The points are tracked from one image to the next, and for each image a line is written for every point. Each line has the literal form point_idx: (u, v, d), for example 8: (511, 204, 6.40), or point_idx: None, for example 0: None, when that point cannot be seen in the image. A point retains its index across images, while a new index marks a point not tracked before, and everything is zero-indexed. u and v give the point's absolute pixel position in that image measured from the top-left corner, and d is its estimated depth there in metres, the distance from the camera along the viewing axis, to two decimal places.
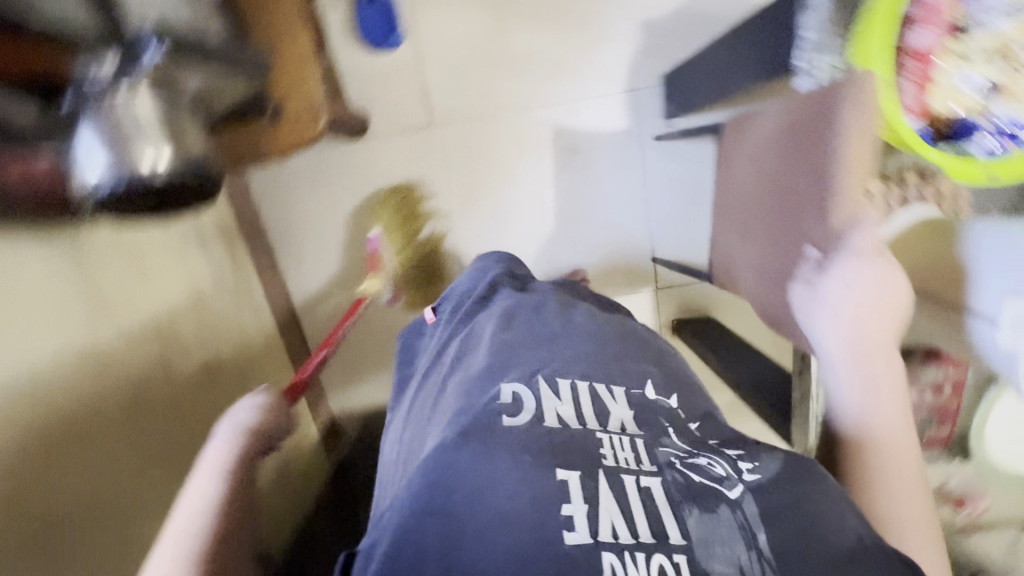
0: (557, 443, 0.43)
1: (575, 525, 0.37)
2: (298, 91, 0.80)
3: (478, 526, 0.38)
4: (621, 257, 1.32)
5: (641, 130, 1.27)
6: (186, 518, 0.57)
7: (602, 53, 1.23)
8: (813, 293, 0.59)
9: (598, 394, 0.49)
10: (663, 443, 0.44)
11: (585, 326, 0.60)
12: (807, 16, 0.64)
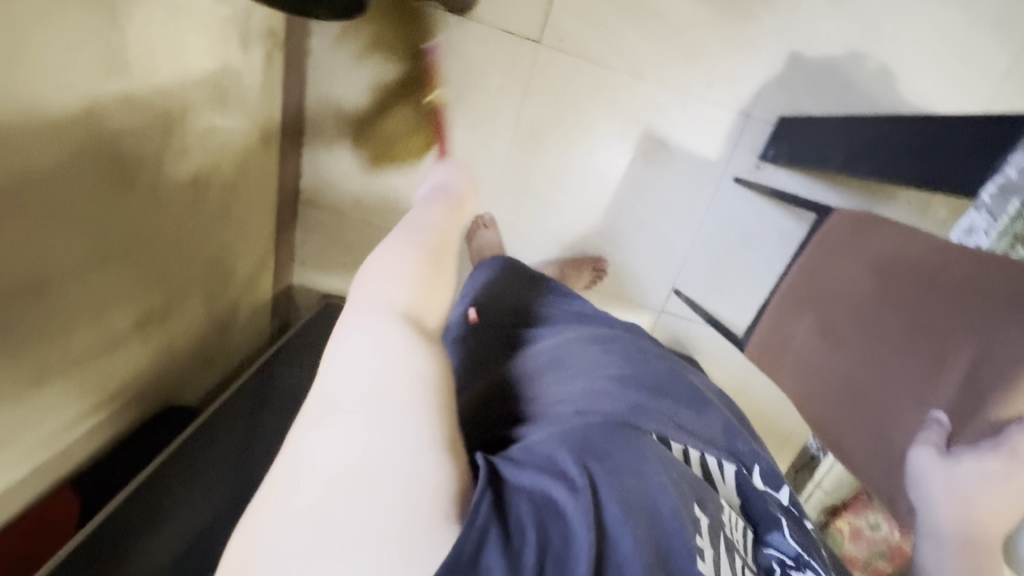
0: (692, 485, 0.45)
1: (706, 557, 0.39)
2: None
3: (632, 521, 0.37)
4: (644, 271, 1.28)
5: (731, 159, 1.19)
6: (378, 260, 0.52)
7: (738, 61, 1.13)
8: (938, 458, 0.53)
9: (712, 465, 0.50)
10: (767, 545, 0.48)
11: (687, 386, 0.60)
12: (1016, 154, 0.58)
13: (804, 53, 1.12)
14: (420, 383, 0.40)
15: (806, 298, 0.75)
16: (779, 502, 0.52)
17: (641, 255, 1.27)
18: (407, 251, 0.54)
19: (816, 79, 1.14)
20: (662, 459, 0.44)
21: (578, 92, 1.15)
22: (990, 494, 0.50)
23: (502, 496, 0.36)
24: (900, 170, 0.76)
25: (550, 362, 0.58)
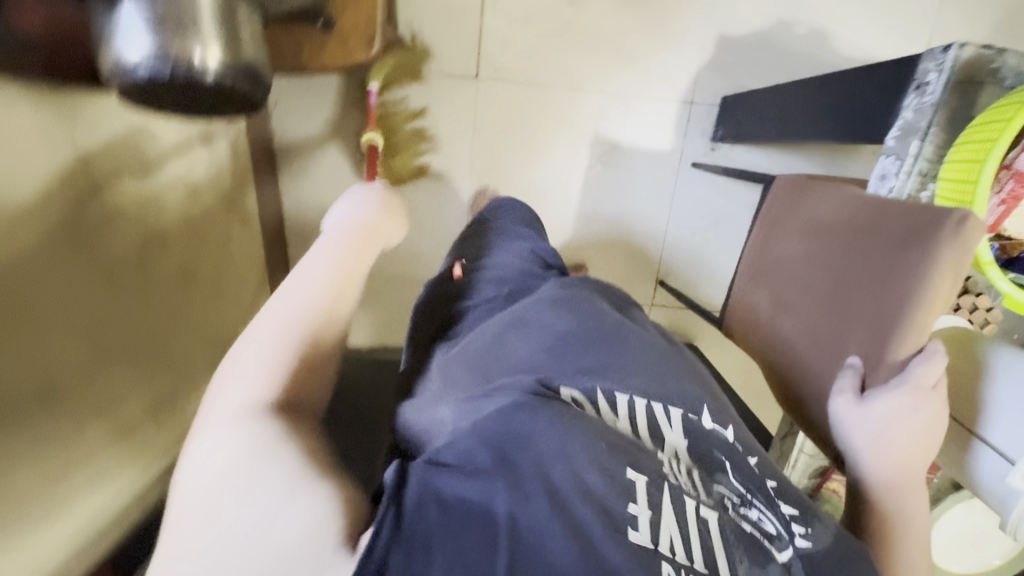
0: (622, 445, 0.46)
1: (639, 526, 0.41)
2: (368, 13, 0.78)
3: (542, 506, 0.40)
4: (622, 270, 1.32)
5: (684, 146, 1.22)
6: (296, 289, 0.56)
7: (667, 53, 1.17)
8: (853, 402, 0.56)
9: (656, 413, 0.53)
10: (716, 482, 0.50)
11: (641, 345, 0.62)
12: (915, 96, 0.59)
13: (733, 32, 1.15)
14: (287, 463, 0.43)
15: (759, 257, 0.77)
16: (724, 442, 0.54)
17: (618, 255, 1.31)
18: (292, 297, 0.55)
19: (751, 54, 1.16)
20: (596, 428, 0.47)
21: (525, 117, 1.21)
22: (907, 436, 0.53)
23: (406, 508, 0.40)
24: (836, 126, 0.75)
25: (495, 335, 0.61)
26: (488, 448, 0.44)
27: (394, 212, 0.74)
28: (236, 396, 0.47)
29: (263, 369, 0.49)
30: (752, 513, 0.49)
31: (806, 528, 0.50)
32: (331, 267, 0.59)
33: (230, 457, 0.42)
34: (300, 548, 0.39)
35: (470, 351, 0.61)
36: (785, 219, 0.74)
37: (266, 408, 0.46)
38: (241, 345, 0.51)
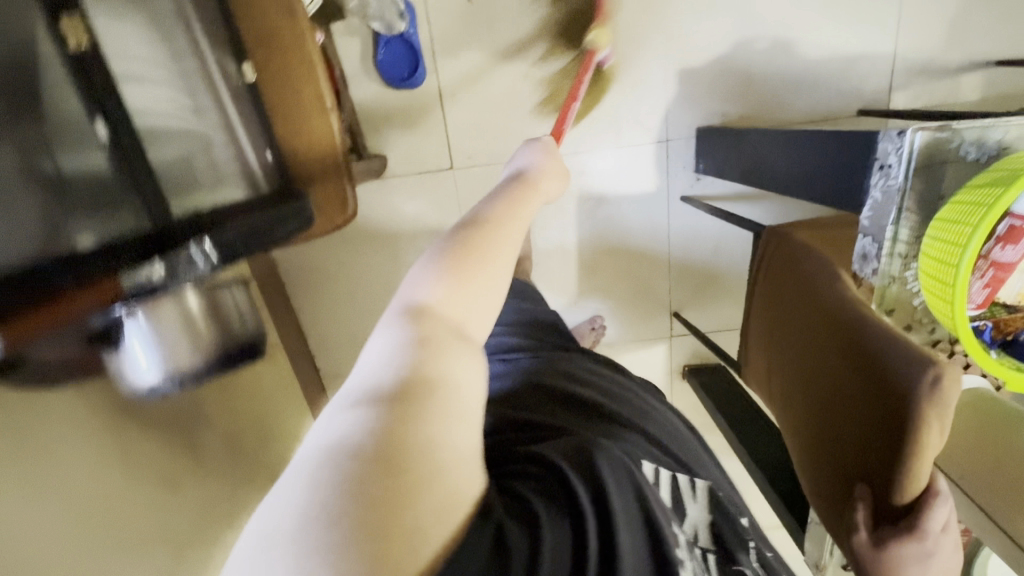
0: (670, 483, 0.51)
1: (685, 568, 0.44)
2: (334, 178, 0.79)
3: (621, 506, 0.43)
4: (633, 310, 1.35)
5: (669, 183, 1.23)
6: (472, 231, 0.51)
7: (632, 100, 1.16)
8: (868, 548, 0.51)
9: (682, 487, 0.52)
10: (738, 569, 0.50)
11: (666, 428, 0.62)
12: (883, 179, 0.57)
13: (695, 66, 1.14)
14: (392, 406, 0.37)
15: (762, 303, 0.86)
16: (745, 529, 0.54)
17: (625, 300, 1.34)
18: (469, 227, 0.51)
19: (718, 84, 1.15)
20: (641, 477, 0.47)
21: None
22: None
23: (517, 504, 0.42)
24: (814, 187, 0.75)
25: (564, 373, 0.66)
26: (574, 453, 0.47)
27: (559, 167, 0.68)
28: (436, 283, 0.46)
29: (449, 279, 0.46)
30: None
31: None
32: (524, 203, 0.58)
33: (386, 374, 0.39)
34: (398, 522, 0.33)
35: (539, 381, 0.64)
36: (774, 272, 0.83)
37: (436, 320, 0.44)
38: (448, 248, 0.49)
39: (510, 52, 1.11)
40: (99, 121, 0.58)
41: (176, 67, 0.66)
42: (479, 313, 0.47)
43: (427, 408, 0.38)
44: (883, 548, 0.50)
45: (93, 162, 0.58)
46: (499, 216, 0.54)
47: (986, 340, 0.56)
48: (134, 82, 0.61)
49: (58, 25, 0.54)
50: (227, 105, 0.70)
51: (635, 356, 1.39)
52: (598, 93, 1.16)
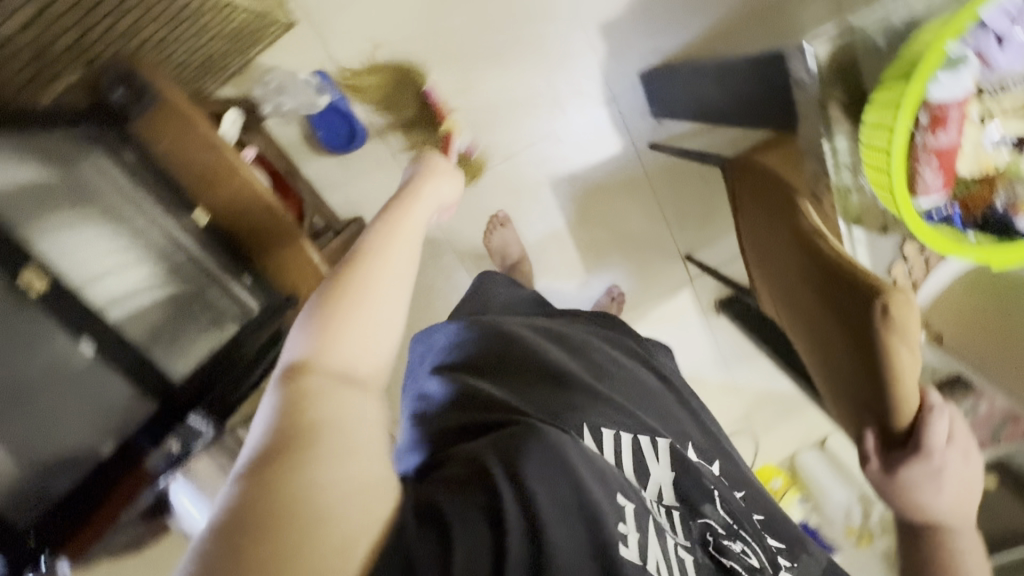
0: (613, 477, 0.53)
1: (629, 543, 0.49)
2: (310, 270, 0.84)
3: (553, 503, 0.47)
4: (644, 267, 1.34)
5: (633, 137, 1.21)
6: (348, 291, 0.50)
7: (567, 73, 1.14)
8: (881, 474, 0.57)
9: (645, 449, 0.62)
10: (702, 514, 0.61)
11: (627, 385, 0.72)
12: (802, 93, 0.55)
13: (616, 15, 1.11)
14: (267, 497, 0.36)
15: (746, 223, 0.83)
16: (712, 477, 0.65)
17: (632, 263, 1.33)
18: (350, 284, 0.51)
19: (648, 23, 1.11)
20: (583, 451, 0.53)
21: (485, 201, 1.23)
22: (959, 486, 0.55)
23: (436, 504, 0.44)
24: (752, 108, 0.72)
25: (518, 362, 0.68)
26: (496, 454, 0.50)
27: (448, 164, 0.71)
28: (294, 366, 0.45)
29: (314, 346, 0.46)
30: (736, 546, 0.61)
31: (792, 562, 0.66)
32: (375, 245, 0.55)
33: (255, 465, 0.38)
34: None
35: (495, 374, 0.67)
36: (756, 193, 0.79)
37: (298, 417, 0.41)
38: (325, 313, 0.49)
39: (437, 76, 1.12)
40: (84, 340, 0.59)
41: (127, 246, 0.71)
42: (346, 360, 0.47)
43: (314, 472, 0.38)
44: (893, 474, 0.56)
45: (70, 369, 0.59)
46: (372, 262, 0.53)
47: (958, 226, 0.54)
48: (102, 278, 0.66)
49: (19, 276, 0.54)
50: (190, 249, 0.76)
51: (662, 308, 1.39)
52: (534, 79, 1.14)
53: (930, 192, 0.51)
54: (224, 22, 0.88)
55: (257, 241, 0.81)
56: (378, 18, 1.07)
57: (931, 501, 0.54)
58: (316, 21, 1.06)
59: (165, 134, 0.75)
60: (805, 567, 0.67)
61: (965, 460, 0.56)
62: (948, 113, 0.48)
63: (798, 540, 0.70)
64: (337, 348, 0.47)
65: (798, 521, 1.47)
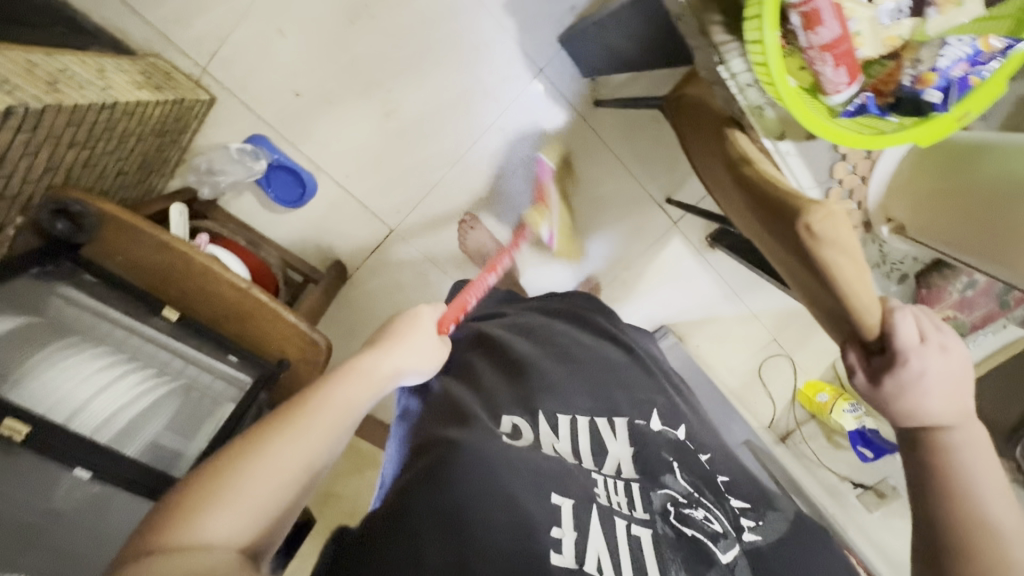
0: (549, 475, 0.60)
1: (562, 548, 0.53)
2: (292, 332, 0.86)
3: (472, 515, 0.53)
4: (624, 226, 1.32)
5: (573, 102, 1.18)
6: (247, 457, 0.48)
7: (485, 61, 1.12)
8: (867, 384, 0.58)
9: (602, 430, 0.72)
10: (661, 487, 0.67)
11: (593, 363, 0.81)
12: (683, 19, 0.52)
13: None
14: None
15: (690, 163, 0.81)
16: (671, 451, 0.72)
17: (610, 225, 1.31)
18: (258, 444, 0.49)
19: None
20: (503, 450, 0.60)
21: (447, 210, 1.23)
22: (945, 381, 0.55)
23: (365, 545, 0.52)
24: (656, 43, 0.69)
25: (487, 370, 0.75)
26: (422, 482, 0.56)
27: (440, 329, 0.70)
28: (166, 520, 0.44)
29: (189, 510, 0.45)
30: (695, 511, 0.65)
31: (756, 521, 0.69)
32: (307, 406, 0.53)
33: None
34: None
35: (466, 384, 0.73)
36: (688, 129, 0.78)
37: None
38: (214, 471, 0.47)
39: (362, 105, 1.12)
40: (77, 467, 0.61)
41: (112, 360, 0.74)
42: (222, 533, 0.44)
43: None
44: (879, 384, 0.57)
45: (76, 490, 0.63)
46: (292, 435, 0.50)
47: (876, 112, 0.57)
48: (86, 404, 0.68)
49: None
50: (182, 349, 0.82)
51: (653, 260, 1.37)
52: (456, 77, 1.12)
53: (839, 87, 0.51)
54: (143, 123, 0.90)
55: (236, 318, 0.85)
56: (288, 66, 1.08)
57: (920, 403, 0.55)
58: (233, 88, 1.08)
59: (118, 249, 0.79)
60: (772, 526, 0.69)
61: (944, 354, 0.56)
62: (818, 8, 0.46)
63: (765, 501, 0.73)
64: (214, 517, 0.44)
65: (853, 428, 1.38)
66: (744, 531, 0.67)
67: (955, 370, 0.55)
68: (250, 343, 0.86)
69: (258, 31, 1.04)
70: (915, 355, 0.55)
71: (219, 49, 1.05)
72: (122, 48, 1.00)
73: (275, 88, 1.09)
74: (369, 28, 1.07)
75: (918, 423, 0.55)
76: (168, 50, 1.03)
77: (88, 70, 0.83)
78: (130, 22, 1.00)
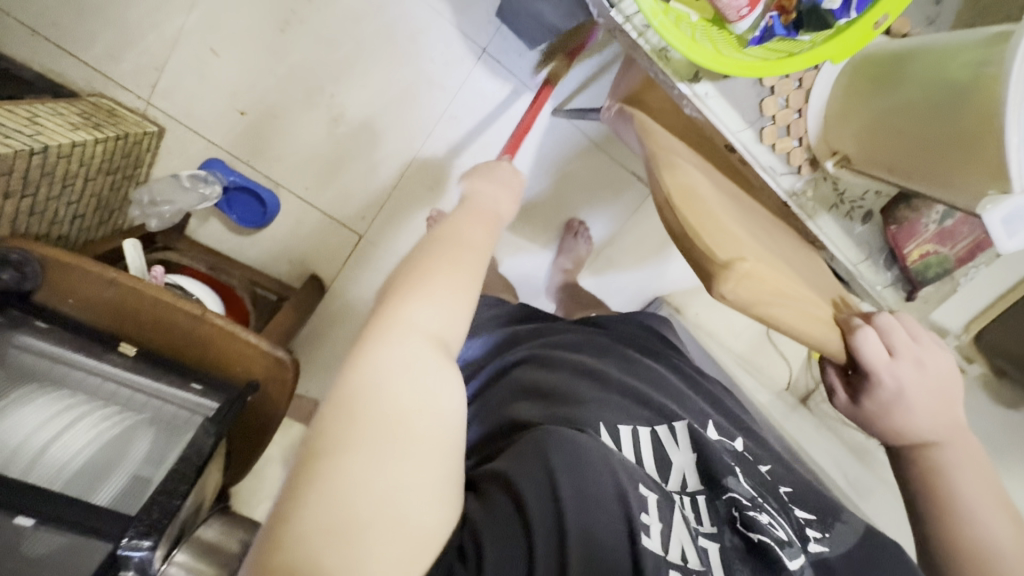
0: (637, 469, 0.53)
1: (652, 533, 0.48)
2: (255, 353, 0.85)
3: (575, 494, 0.47)
4: (599, 204, 1.26)
5: (524, 80, 1.12)
6: (434, 272, 0.49)
7: (424, 50, 1.08)
8: (849, 403, 0.64)
9: (664, 439, 0.60)
10: (728, 486, 0.57)
11: (636, 372, 0.70)
12: None
13: None
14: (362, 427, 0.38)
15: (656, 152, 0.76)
16: (733, 458, 0.62)
17: (585, 204, 1.26)
18: (450, 265, 0.50)
19: None
20: (604, 445, 0.52)
21: (413, 210, 1.21)
22: (928, 396, 0.59)
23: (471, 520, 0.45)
24: None
25: (554, 369, 0.65)
26: (533, 448, 0.49)
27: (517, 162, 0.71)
28: (391, 320, 0.45)
29: (417, 303, 0.46)
30: (762, 516, 0.55)
31: (822, 533, 0.58)
32: (468, 237, 0.55)
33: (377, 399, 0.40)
34: None
35: (527, 380, 0.64)
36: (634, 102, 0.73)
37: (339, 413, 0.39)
38: (409, 286, 0.47)
39: (309, 117, 1.10)
40: (20, 515, 0.56)
41: (74, 400, 0.75)
42: (428, 336, 0.46)
43: (354, 480, 0.36)
44: (859, 404, 0.62)
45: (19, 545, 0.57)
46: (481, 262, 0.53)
47: (784, 32, 0.50)
48: (48, 444, 0.68)
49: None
50: (137, 382, 0.81)
51: (635, 234, 1.30)
52: (400, 73, 1.09)
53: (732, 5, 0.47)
54: (86, 163, 0.91)
55: (200, 347, 0.86)
56: (229, 89, 1.07)
57: (907, 422, 0.59)
58: (179, 117, 1.08)
59: (69, 292, 0.80)
60: (839, 539, 0.58)
61: (920, 367, 0.60)
62: None
63: (832, 511, 0.62)
64: (414, 321, 0.45)
65: None
66: (809, 542, 0.56)
67: (942, 376, 0.60)
68: (222, 372, 0.87)
69: (193, 56, 1.04)
70: (892, 371, 0.60)
71: (159, 81, 1.05)
72: (67, 93, 1.02)
73: (222, 113, 1.08)
74: (300, 36, 1.04)
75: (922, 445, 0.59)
76: (110, 89, 1.04)
77: (18, 120, 0.83)
78: (71, 67, 1.01)
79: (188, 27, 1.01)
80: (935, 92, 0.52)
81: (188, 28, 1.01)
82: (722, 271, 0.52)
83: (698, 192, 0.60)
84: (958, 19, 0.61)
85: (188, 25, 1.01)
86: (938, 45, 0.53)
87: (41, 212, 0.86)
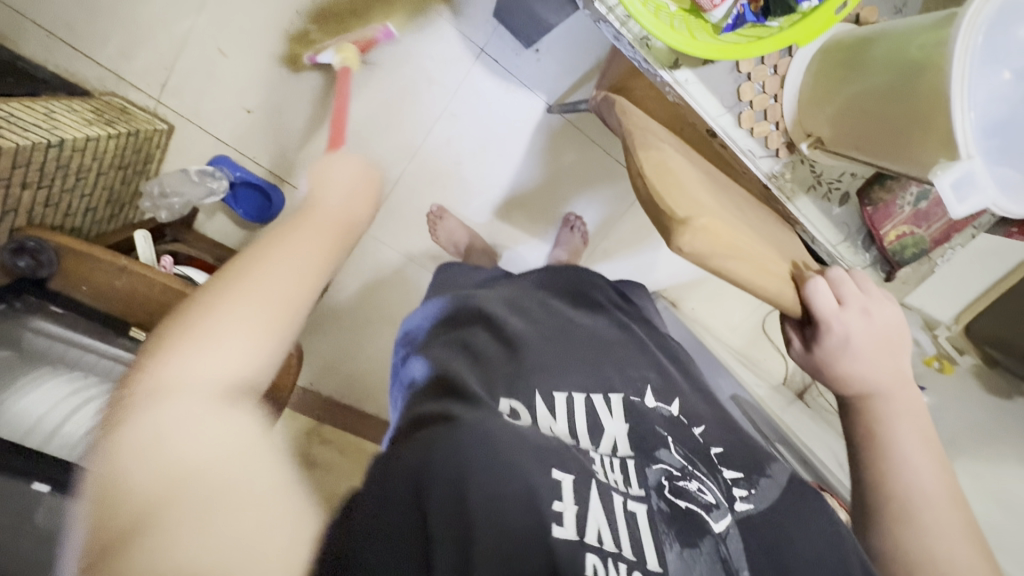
0: (552, 451, 0.55)
1: (564, 521, 0.49)
2: None
3: (481, 490, 0.48)
4: (594, 197, 1.29)
5: (522, 79, 1.16)
6: (218, 302, 0.43)
7: (422, 46, 1.11)
8: (801, 349, 0.66)
9: (598, 407, 0.65)
10: (655, 461, 0.61)
11: (582, 338, 0.73)
12: None
13: None
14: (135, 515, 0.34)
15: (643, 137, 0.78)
16: (666, 422, 0.65)
17: (580, 197, 1.29)
18: (248, 288, 0.45)
19: None
20: (510, 429, 0.55)
21: (413, 204, 1.24)
22: (869, 342, 0.62)
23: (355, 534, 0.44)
24: None
25: (481, 349, 0.67)
26: (438, 451, 0.50)
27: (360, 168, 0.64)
28: (163, 377, 0.40)
29: (201, 343, 0.41)
30: (690, 484, 0.59)
31: (748, 490, 0.61)
32: (271, 250, 0.49)
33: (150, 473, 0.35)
34: None
35: (456, 362, 0.64)
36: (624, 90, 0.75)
37: (111, 506, 0.34)
38: (187, 329, 0.42)
39: (312, 113, 1.14)
40: (38, 481, 0.60)
41: (86, 381, 0.78)
42: (210, 377, 0.40)
43: (169, 551, 0.32)
44: (812, 352, 0.65)
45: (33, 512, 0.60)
46: (293, 272, 0.48)
47: (755, 18, 0.54)
48: (61, 422, 0.71)
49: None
50: None
51: (630, 227, 1.33)
52: (399, 70, 1.12)
53: None
54: (98, 157, 0.94)
55: None
56: (235, 86, 1.11)
57: (851, 369, 0.62)
58: (187, 114, 1.12)
59: (83, 280, 0.83)
60: (763, 494, 0.60)
61: (867, 316, 0.62)
62: None
63: (758, 466, 0.65)
64: (196, 360, 0.40)
65: None
66: (737, 501, 0.59)
67: (888, 327, 0.63)
68: None
69: (201, 56, 1.08)
70: (844, 320, 0.62)
71: (168, 79, 1.08)
72: (80, 91, 1.06)
73: (227, 110, 1.12)
74: (303, 35, 1.08)
75: (899, 415, 0.61)
76: (121, 87, 1.07)
77: (34, 115, 0.86)
78: (84, 66, 1.05)
79: (196, 27, 1.06)
80: (895, 72, 0.55)
81: (196, 28, 1.06)
82: (680, 225, 0.54)
83: (682, 175, 0.63)
84: (925, 7, 0.64)
85: (196, 26, 1.05)
86: (896, 29, 0.56)
87: (56, 204, 0.89)
